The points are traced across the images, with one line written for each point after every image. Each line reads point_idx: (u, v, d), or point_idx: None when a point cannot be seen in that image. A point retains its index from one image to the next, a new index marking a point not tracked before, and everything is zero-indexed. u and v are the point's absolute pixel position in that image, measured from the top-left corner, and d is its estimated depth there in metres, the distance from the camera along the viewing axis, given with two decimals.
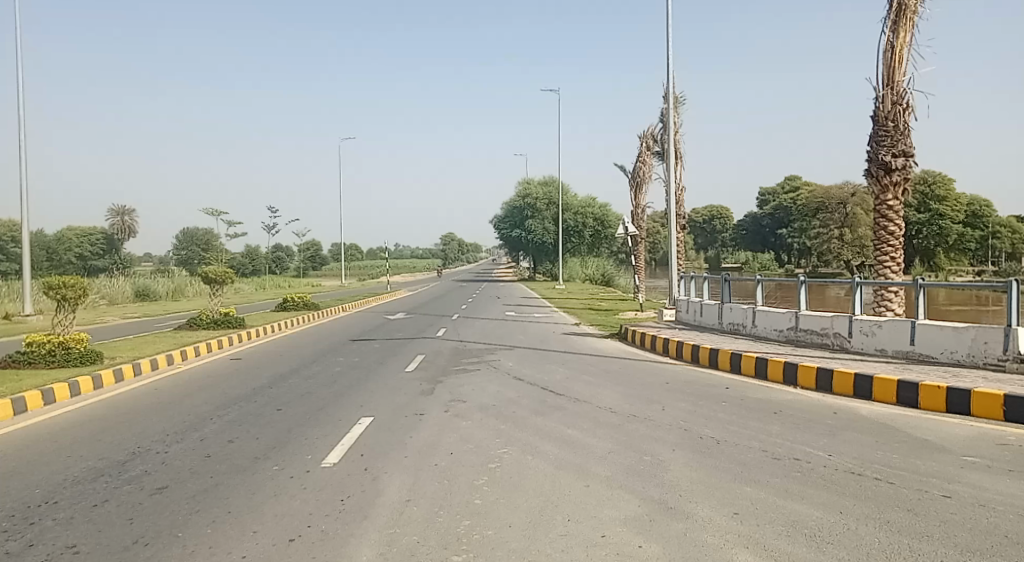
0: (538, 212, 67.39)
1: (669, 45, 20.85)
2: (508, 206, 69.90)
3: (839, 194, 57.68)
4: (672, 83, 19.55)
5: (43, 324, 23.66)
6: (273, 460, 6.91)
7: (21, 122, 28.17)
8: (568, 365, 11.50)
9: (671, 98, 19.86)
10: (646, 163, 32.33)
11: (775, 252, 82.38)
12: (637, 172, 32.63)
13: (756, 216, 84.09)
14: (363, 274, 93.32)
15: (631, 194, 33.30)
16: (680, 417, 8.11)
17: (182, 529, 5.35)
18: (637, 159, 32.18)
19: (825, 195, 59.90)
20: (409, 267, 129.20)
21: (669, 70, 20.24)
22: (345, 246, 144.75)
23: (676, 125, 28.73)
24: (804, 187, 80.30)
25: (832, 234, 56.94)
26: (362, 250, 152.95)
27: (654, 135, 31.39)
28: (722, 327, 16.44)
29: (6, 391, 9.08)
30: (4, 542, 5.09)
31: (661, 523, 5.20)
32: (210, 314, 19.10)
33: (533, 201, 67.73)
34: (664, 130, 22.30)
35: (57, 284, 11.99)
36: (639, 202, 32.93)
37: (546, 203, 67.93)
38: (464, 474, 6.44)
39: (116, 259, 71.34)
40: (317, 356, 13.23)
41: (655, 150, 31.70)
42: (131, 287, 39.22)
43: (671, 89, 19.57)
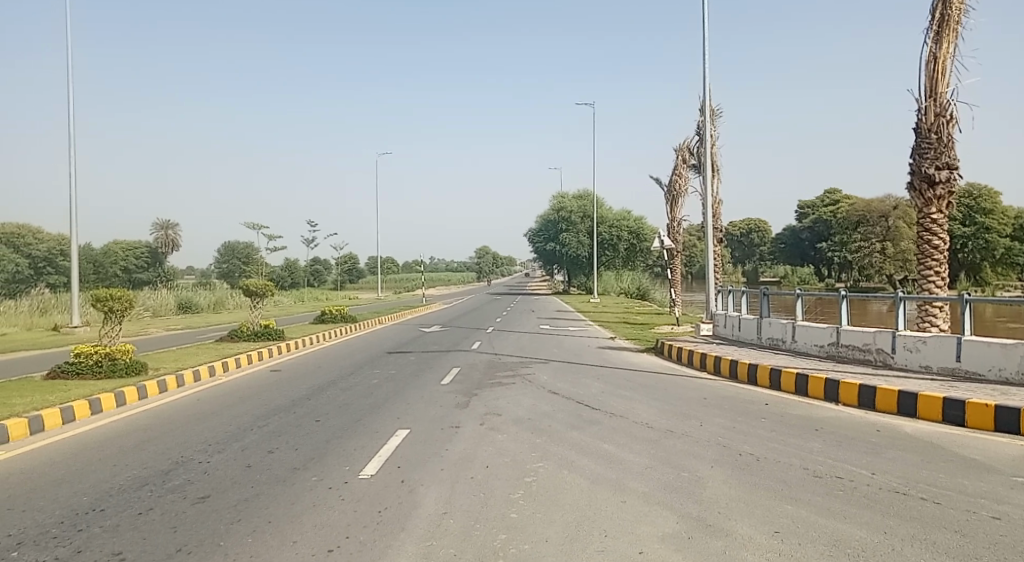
0: (572, 225, 67.55)
1: (704, 56, 20.67)
2: (542, 219, 70.32)
3: (880, 207, 56.75)
4: (708, 95, 19.37)
5: (90, 335, 24.30)
6: (312, 470, 6.99)
7: (71, 139, 28.84)
8: (604, 380, 11.41)
9: (708, 111, 19.68)
10: (682, 176, 32.15)
11: (814, 266, 80.96)
12: (673, 186, 32.42)
13: (795, 230, 82.51)
14: (397, 286, 94.83)
15: (667, 207, 33.09)
16: (719, 433, 7.98)
17: (224, 537, 5.45)
18: (673, 172, 32.05)
19: (865, 207, 58.82)
20: (443, 280, 130.79)
21: (706, 82, 20.04)
22: (379, 260, 146.82)
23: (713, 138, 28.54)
24: (843, 200, 78.93)
25: (873, 248, 55.85)
26: (397, 262, 154.39)
27: (690, 148, 31.12)
28: (761, 342, 16.18)
29: (56, 401, 9.35)
30: (54, 547, 5.24)
31: (700, 540, 5.15)
32: (250, 326, 19.39)
33: (567, 214, 67.93)
34: (701, 140, 22.11)
35: (104, 296, 12.26)
36: (674, 215, 32.70)
37: (581, 215, 67.96)
38: (500, 488, 6.44)
39: (160, 271, 73.23)
40: (354, 368, 13.34)
41: (691, 163, 31.47)
42: (174, 299, 40.08)
43: (708, 101, 19.42)
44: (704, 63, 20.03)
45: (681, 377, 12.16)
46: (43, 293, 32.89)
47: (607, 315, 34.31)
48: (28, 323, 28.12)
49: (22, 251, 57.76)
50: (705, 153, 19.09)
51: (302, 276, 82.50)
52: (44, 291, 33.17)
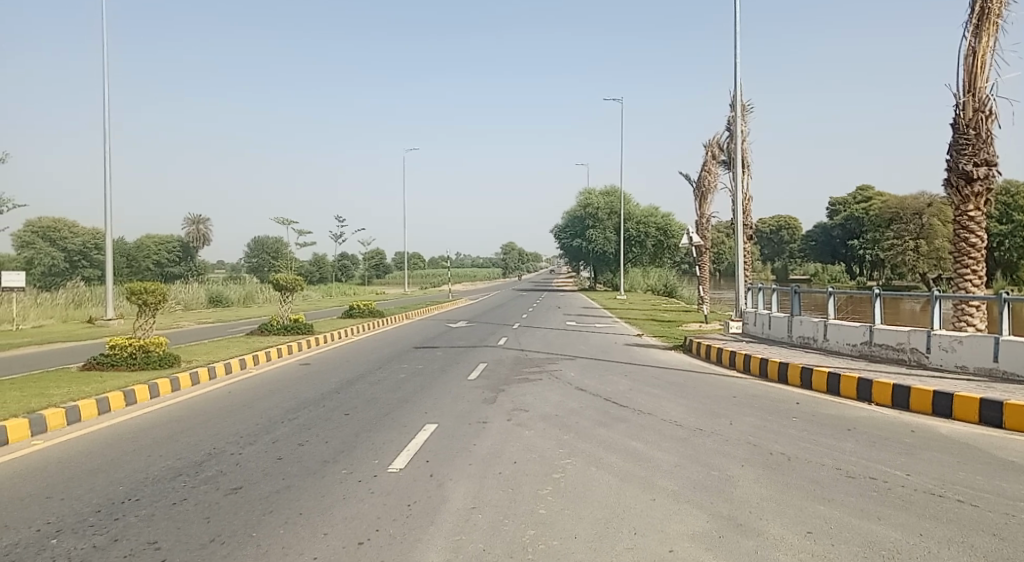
0: (600, 221, 67.28)
1: (736, 51, 20.42)
2: (569, 215, 70.23)
3: (914, 204, 55.94)
4: (739, 91, 19.08)
5: (125, 327, 24.75)
6: (342, 463, 7.04)
7: (105, 134, 29.28)
8: (631, 377, 11.36)
9: (739, 106, 19.40)
10: (711, 172, 31.87)
11: (846, 264, 79.63)
12: (702, 182, 32.15)
13: (826, 227, 81.25)
14: (424, 282, 95.56)
15: (695, 203, 32.83)
16: (749, 432, 7.92)
17: (256, 528, 5.53)
18: (702, 168, 31.77)
19: (900, 204, 57.94)
20: (469, 275, 131.40)
21: (737, 77, 19.77)
22: (404, 255, 147.73)
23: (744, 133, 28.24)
24: (876, 198, 77.59)
25: (907, 246, 54.89)
26: (422, 257, 155.12)
27: (720, 143, 30.81)
28: (792, 341, 16.00)
29: (92, 392, 9.51)
30: (91, 535, 5.35)
31: (731, 540, 5.11)
32: (280, 320, 19.57)
33: (594, 210, 67.60)
34: (733, 136, 21.83)
35: (139, 289, 12.44)
36: (703, 211, 32.42)
37: (608, 212, 67.61)
38: (528, 483, 6.45)
39: (192, 265, 74.28)
40: (382, 363, 13.43)
41: (721, 159, 31.14)
42: (206, 294, 40.59)
43: (739, 97, 19.18)
44: (736, 57, 19.79)
45: (709, 375, 12.06)
46: (78, 285, 33.53)
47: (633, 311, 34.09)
48: (65, 316, 28.66)
49: (58, 245, 58.82)
50: (737, 148, 18.82)
51: (330, 271, 83.34)
52: (80, 284, 33.78)
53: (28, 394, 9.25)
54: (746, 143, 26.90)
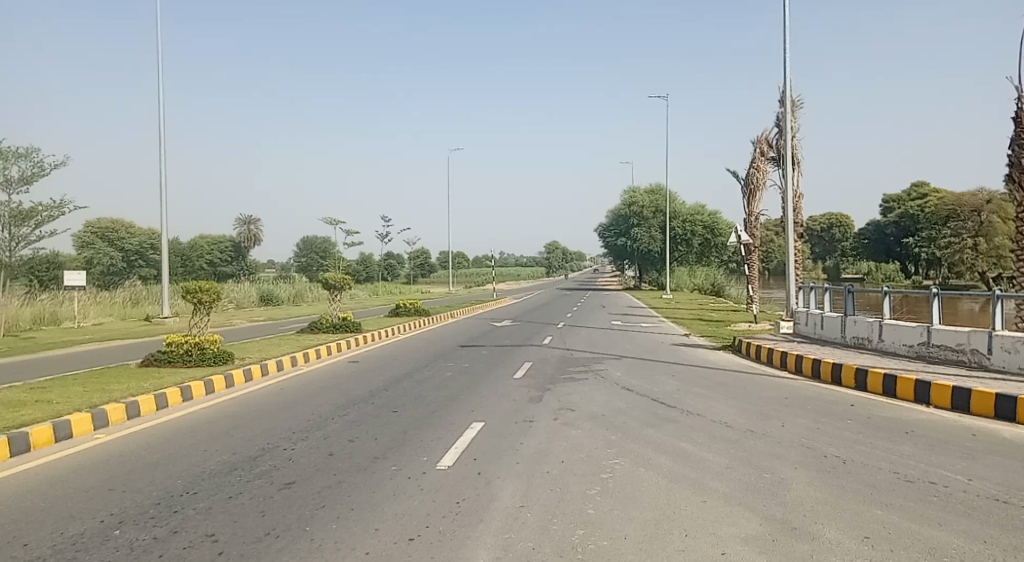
0: (644, 220, 66.82)
1: (785, 46, 20.09)
2: (613, 215, 70.21)
3: (973, 201, 54.06)
4: (788, 87, 18.74)
5: (180, 324, 25.46)
6: (391, 460, 7.14)
7: (161, 139, 30.21)
8: (679, 377, 11.26)
9: (788, 102, 19.06)
10: (760, 169, 31.38)
11: (900, 262, 77.30)
12: (750, 179, 31.69)
13: (879, 224, 78.96)
14: (468, 280, 96.25)
15: (743, 201, 32.35)
16: (802, 434, 7.77)
17: (309, 523, 5.63)
18: (751, 165, 31.32)
19: (957, 201, 55.97)
20: (513, 274, 132.24)
21: (786, 73, 19.41)
22: (448, 254, 149.12)
23: (795, 129, 27.68)
24: (932, 194, 75.10)
25: (965, 244, 52.94)
26: (466, 256, 156.42)
27: (768, 140, 30.29)
28: (846, 341, 15.66)
29: (150, 387, 9.83)
30: (152, 527, 5.52)
31: (785, 543, 5.03)
32: (329, 318, 19.94)
33: (638, 209, 67.19)
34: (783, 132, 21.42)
35: (194, 288, 12.80)
36: (752, 210, 31.93)
37: (653, 210, 67.10)
38: (576, 483, 6.44)
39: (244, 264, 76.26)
40: (429, 361, 13.56)
41: (770, 156, 30.62)
42: (257, 292, 41.62)
43: (789, 92, 18.84)
44: (785, 52, 19.42)
45: (758, 376, 11.87)
46: (136, 284, 34.67)
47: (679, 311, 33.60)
48: (123, 314, 29.66)
49: (117, 244, 61.64)
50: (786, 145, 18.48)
51: (377, 270, 84.58)
52: (138, 282, 34.98)
53: (91, 388, 9.66)
54: (798, 138, 26.30)
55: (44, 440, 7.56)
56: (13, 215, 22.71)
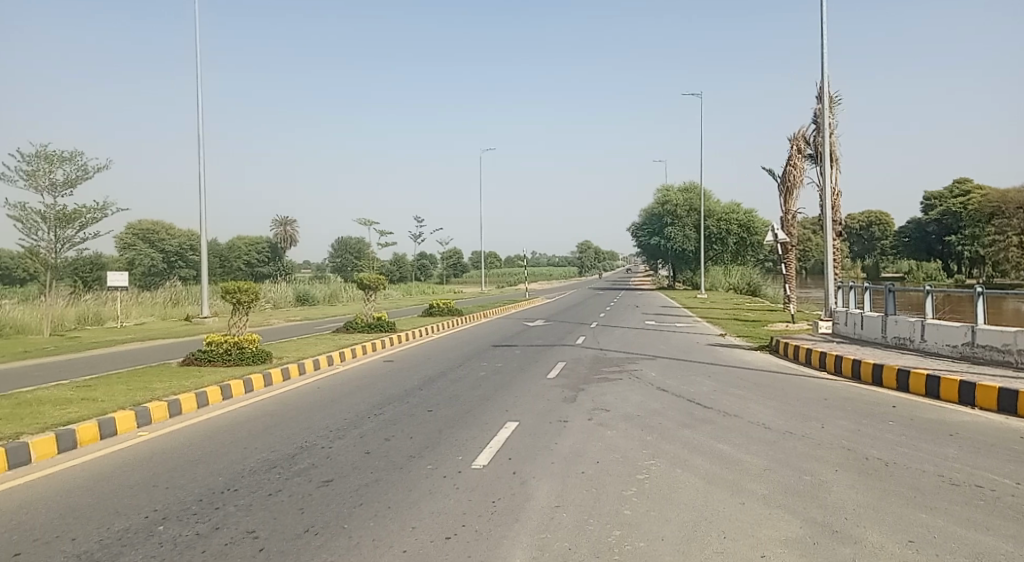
0: (678, 219, 66.20)
1: (823, 42, 19.74)
2: (646, 214, 69.75)
3: (1019, 197, 52.49)
4: (826, 83, 18.42)
5: (219, 324, 25.94)
6: (427, 459, 7.19)
7: (200, 142, 30.81)
8: (715, 378, 11.16)
9: (827, 98, 18.72)
10: (797, 166, 30.91)
11: (942, 261, 75.34)
12: (787, 177, 31.22)
13: (919, 223, 77.09)
14: (500, 280, 96.44)
15: (780, 199, 31.88)
16: (842, 436, 7.64)
17: (348, 521, 5.69)
18: (787, 162, 30.86)
19: (1003, 198, 54.37)
20: (544, 274, 132.07)
21: (823, 69, 19.08)
22: (478, 254, 149.59)
23: (833, 126, 27.17)
24: (975, 191, 73.06)
25: (1011, 242, 51.43)
26: (496, 256, 156.72)
27: (806, 136, 29.80)
28: (886, 341, 15.36)
29: (191, 386, 10.05)
30: (195, 523, 5.65)
31: (827, 547, 4.95)
32: (364, 318, 20.16)
33: (672, 208, 66.63)
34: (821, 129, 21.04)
35: (233, 288, 13.03)
36: (788, 207, 31.45)
37: (687, 209, 66.45)
38: (612, 483, 6.42)
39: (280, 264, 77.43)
40: (463, 361, 13.62)
41: (807, 153, 30.12)
42: (293, 292, 42.25)
43: (827, 88, 18.50)
44: (822, 48, 19.10)
45: (797, 376, 11.70)
46: (176, 284, 35.42)
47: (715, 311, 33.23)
48: (164, 313, 30.34)
49: (158, 245, 63.16)
50: (824, 142, 18.17)
51: (410, 270, 85.22)
52: (178, 282, 35.75)
53: (135, 386, 9.90)
54: (836, 135, 25.85)
55: (90, 437, 7.79)
56: (59, 217, 23.35)
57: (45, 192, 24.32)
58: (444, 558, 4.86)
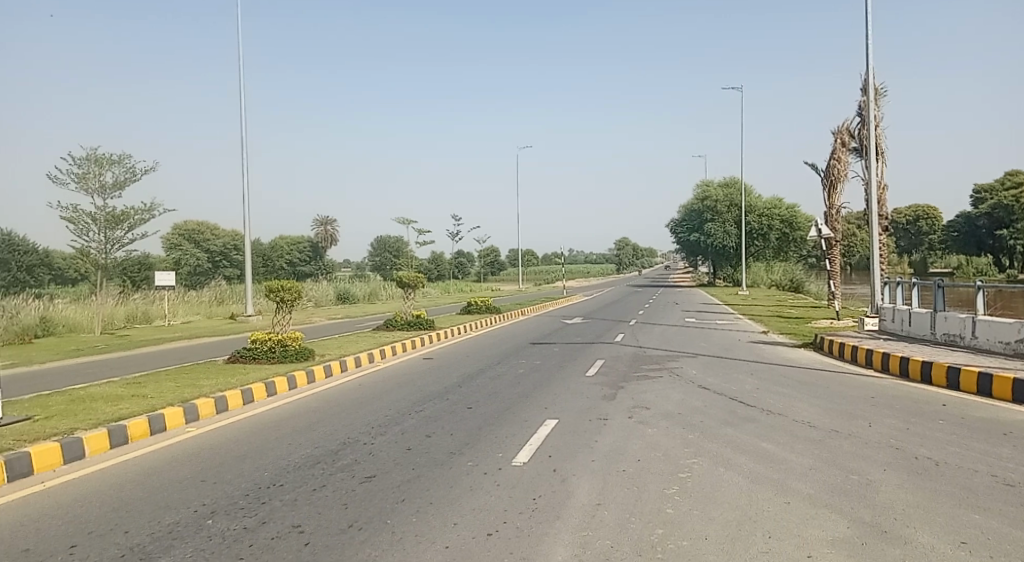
0: (719, 215, 65.32)
1: (868, 32, 19.25)
2: (685, 210, 69.04)
3: None
4: (870, 75, 17.97)
5: (263, 323, 26.44)
6: (467, 456, 7.24)
7: (244, 144, 31.43)
8: (757, 376, 11.00)
9: (872, 90, 18.27)
10: (841, 160, 30.25)
11: (995, 255, 72.76)
12: (831, 171, 30.59)
13: (971, 216, 74.58)
14: (537, 278, 96.44)
15: (824, 194, 31.24)
16: (891, 435, 7.46)
17: (390, 516, 5.76)
18: (831, 156, 30.24)
19: None
20: (581, 271, 131.68)
21: (868, 61, 18.63)
22: (515, 252, 149.74)
23: (879, 118, 26.48)
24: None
25: None
26: (532, 254, 156.74)
27: (850, 129, 29.14)
28: (935, 339, 14.94)
29: (237, 383, 10.29)
30: (242, 517, 5.78)
31: (875, 547, 4.84)
32: (403, 316, 20.38)
33: (713, 203, 65.80)
34: (866, 122, 20.52)
35: (277, 287, 13.29)
36: (833, 202, 30.81)
37: (728, 205, 65.53)
38: (654, 482, 6.38)
39: (321, 264, 78.68)
40: (501, 358, 13.67)
41: (852, 146, 29.45)
42: (334, 291, 42.90)
43: (871, 81, 18.05)
44: (867, 39, 18.64)
45: (842, 374, 11.46)
46: (221, 283, 36.28)
47: (758, 309, 32.64)
48: (210, 312, 31.11)
49: (203, 246, 64.82)
50: (869, 136, 17.74)
51: (449, 268, 85.77)
52: (223, 282, 36.62)
53: (182, 383, 10.18)
54: (882, 128, 25.20)
55: (140, 433, 8.04)
56: (108, 218, 24.08)
57: (97, 195, 25.13)
58: (486, 555, 4.89)
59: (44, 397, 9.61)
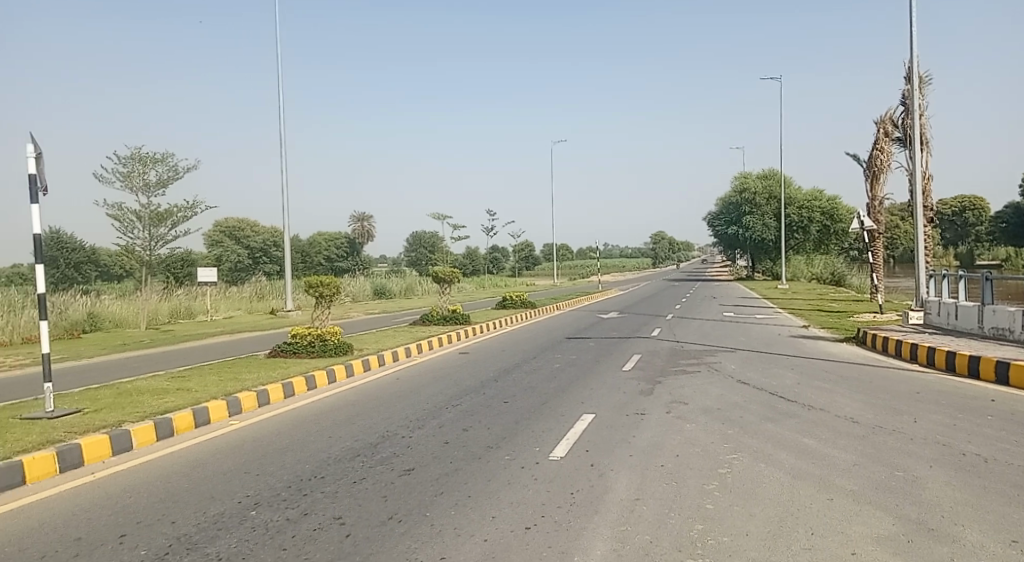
0: (757, 207, 64.34)
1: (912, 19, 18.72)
2: (723, 202, 68.19)
3: None
4: (915, 63, 17.47)
5: (302, 317, 26.90)
6: (505, 450, 7.27)
7: (282, 142, 31.89)
8: (798, 371, 10.82)
9: (916, 79, 17.77)
10: (884, 150, 29.52)
11: None
12: (874, 162, 29.89)
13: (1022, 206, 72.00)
14: (573, 273, 96.21)
15: (866, 185, 30.55)
16: (937, 431, 7.27)
17: (429, 509, 5.82)
18: (874, 146, 29.53)
19: None
20: (616, 265, 130.93)
21: (913, 49, 18.12)
22: (549, 247, 149.56)
23: (924, 107, 25.73)
24: None
25: None
26: (566, 249, 156.44)
27: (893, 119, 28.41)
28: (983, 332, 14.52)
29: (278, 377, 10.50)
30: (285, 508, 5.89)
31: (922, 545, 4.73)
32: (439, 311, 20.52)
33: (751, 196, 64.85)
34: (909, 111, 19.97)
35: (316, 282, 13.49)
36: (875, 193, 30.11)
37: (766, 197, 64.52)
38: (693, 477, 6.33)
39: (358, 260, 79.62)
40: (537, 353, 13.68)
41: (895, 136, 28.70)
42: (372, 286, 43.41)
43: (915, 69, 17.57)
44: (911, 25, 18.13)
45: (886, 369, 11.21)
46: (261, 279, 37.01)
47: (798, 302, 32.06)
48: (250, 307, 31.73)
49: (244, 243, 66.18)
50: (913, 125, 17.28)
51: (484, 263, 86.05)
52: (263, 277, 37.33)
53: (225, 377, 10.42)
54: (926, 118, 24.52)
55: (185, 426, 8.25)
56: (152, 216, 24.69)
57: (141, 192, 25.80)
58: (525, 548, 4.91)
59: (93, 390, 9.91)
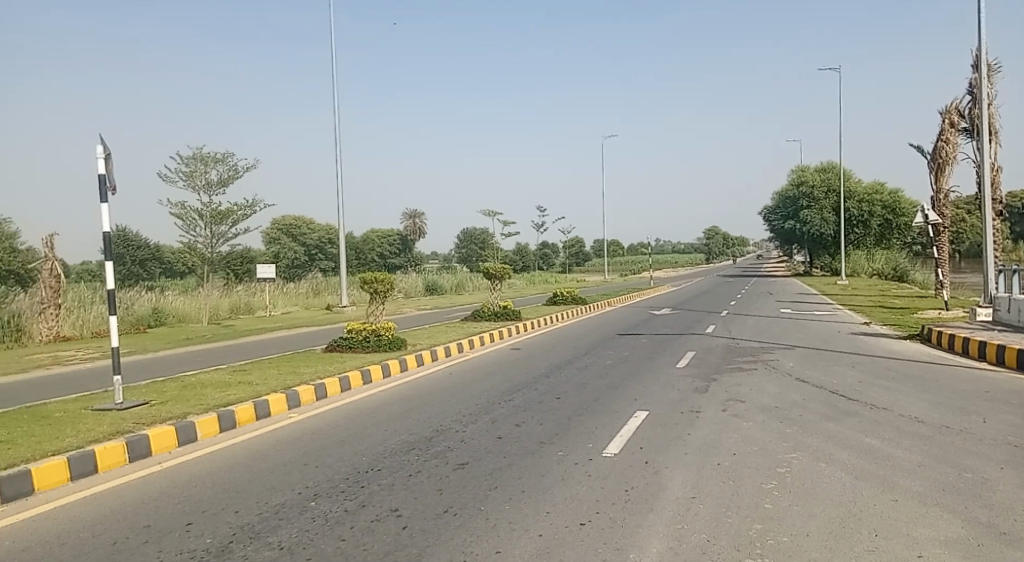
0: (815, 201, 62.76)
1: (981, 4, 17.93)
2: (778, 197, 66.78)
3: None
4: (983, 50, 16.75)
5: (357, 313, 27.46)
6: (558, 445, 7.30)
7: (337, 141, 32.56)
8: (859, 369, 10.52)
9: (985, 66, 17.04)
10: (950, 141, 28.39)
11: None
12: (938, 153, 28.79)
13: None
14: (624, 269, 95.55)
15: (931, 177, 29.44)
16: (1010, 432, 6.98)
17: (484, 503, 5.89)
18: (938, 137, 28.43)
19: None
20: (667, 262, 129.39)
21: (981, 35, 17.37)
22: (598, 243, 148.90)
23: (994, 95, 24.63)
24: None
25: None
26: (615, 245, 155.42)
27: (959, 108, 27.29)
28: None
29: (335, 371, 10.76)
30: (344, 500, 6.05)
31: (994, 549, 4.57)
32: (491, 307, 20.67)
33: (809, 189, 63.33)
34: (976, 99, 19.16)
35: (371, 278, 13.75)
36: (940, 185, 29.01)
37: (825, 191, 62.91)
38: (750, 476, 6.24)
39: (409, 256, 80.83)
40: (590, 349, 13.66)
41: (961, 126, 27.57)
42: (425, 282, 44.01)
43: (984, 56, 16.84)
44: (980, 10, 17.36)
45: (953, 367, 10.80)
46: (317, 275, 37.93)
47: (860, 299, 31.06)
48: (307, 303, 32.56)
49: (301, 240, 67.91)
50: (982, 115, 16.58)
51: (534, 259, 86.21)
52: (318, 274, 38.25)
53: (284, 370, 10.73)
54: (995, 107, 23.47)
55: (247, 418, 8.54)
56: (214, 214, 25.53)
57: (203, 191, 26.70)
58: (580, 544, 4.92)
59: (160, 383, 10.35)
